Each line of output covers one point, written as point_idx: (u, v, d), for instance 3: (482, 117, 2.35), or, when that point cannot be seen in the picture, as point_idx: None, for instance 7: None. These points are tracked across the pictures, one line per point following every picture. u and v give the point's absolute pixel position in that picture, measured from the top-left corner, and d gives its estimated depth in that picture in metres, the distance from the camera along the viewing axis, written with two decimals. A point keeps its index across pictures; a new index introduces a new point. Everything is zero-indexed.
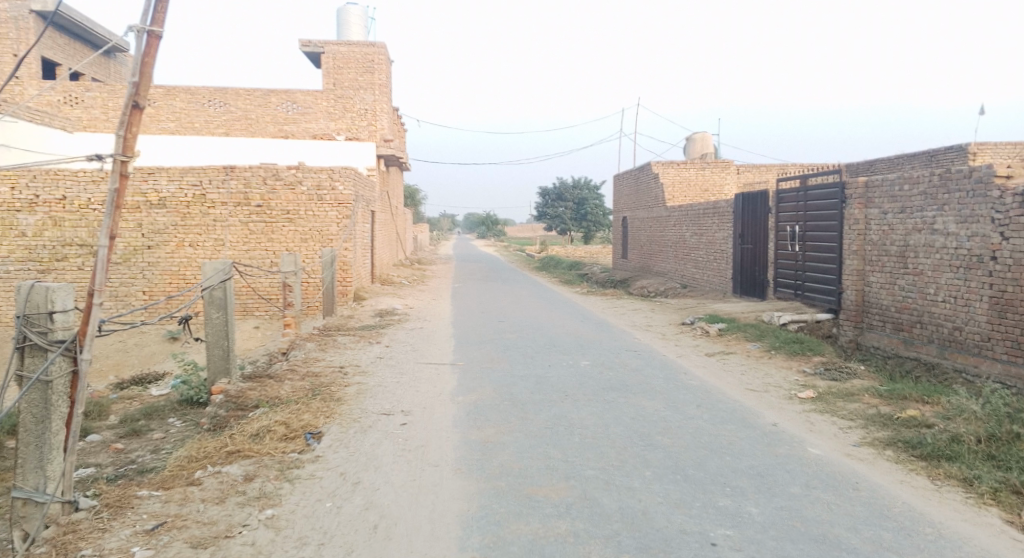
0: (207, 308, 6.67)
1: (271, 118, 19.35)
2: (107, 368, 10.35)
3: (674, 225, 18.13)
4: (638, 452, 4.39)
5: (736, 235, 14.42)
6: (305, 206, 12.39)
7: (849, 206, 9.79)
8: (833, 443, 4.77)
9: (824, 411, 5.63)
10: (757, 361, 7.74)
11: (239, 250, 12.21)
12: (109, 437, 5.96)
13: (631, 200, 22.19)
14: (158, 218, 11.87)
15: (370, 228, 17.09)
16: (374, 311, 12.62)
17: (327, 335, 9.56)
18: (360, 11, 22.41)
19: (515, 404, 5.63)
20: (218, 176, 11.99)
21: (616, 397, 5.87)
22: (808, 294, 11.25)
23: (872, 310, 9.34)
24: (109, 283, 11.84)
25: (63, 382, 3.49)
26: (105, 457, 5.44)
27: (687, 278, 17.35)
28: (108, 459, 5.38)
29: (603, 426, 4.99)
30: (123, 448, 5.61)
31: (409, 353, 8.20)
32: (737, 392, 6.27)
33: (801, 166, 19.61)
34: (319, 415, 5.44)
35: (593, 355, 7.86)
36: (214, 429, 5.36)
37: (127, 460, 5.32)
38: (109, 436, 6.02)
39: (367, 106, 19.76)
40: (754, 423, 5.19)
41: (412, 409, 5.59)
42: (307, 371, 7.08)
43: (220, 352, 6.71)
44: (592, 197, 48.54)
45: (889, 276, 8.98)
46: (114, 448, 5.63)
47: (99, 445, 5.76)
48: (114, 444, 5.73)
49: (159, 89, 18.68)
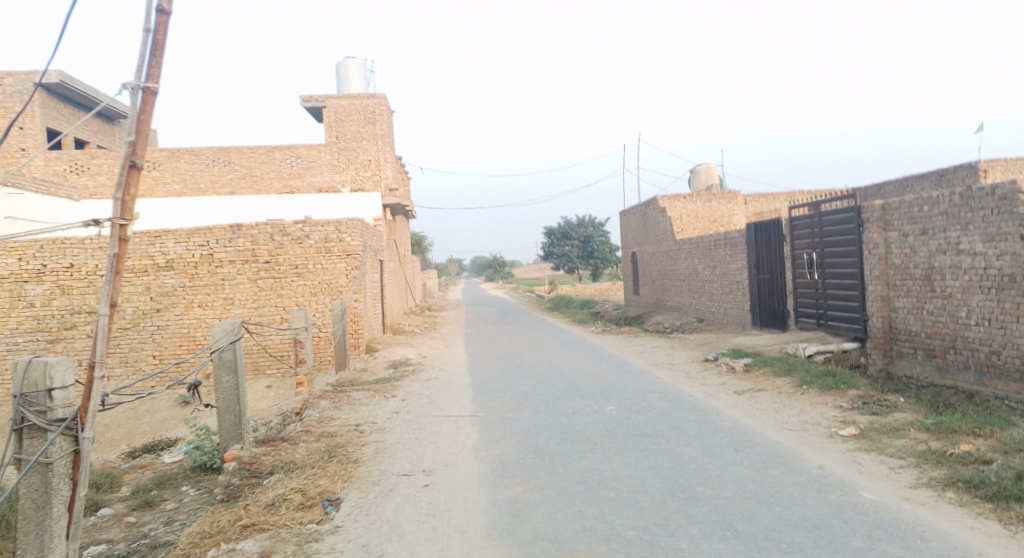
0: (216, 371, 6.46)
1: (276, 174, 19.47)
2: (118, 437, 10.10)
3: (685, 259, 17.93)
4: (680, 507, 4.08)
5: (751, 265, 14.17)
6: (313, 259, 12.29)
7: (867, 230, 9.55)
8: (887, 485, 4.45)
9: (869, 450, 5.31)
10: (789, 397, 7.41)
11: (248, 308, 12.06)
12: (122, 510, 5.77)
13: (639, 235, 22.03)
14: (166, 281, 11.76)
15: (379, 278, 16.96)
16: (388, 363, 12.38)
17: (340, 390, 9.31)
18: (359, 65, 22.76)
19: (541, 458, 5.33)
20: (225, 235, 11.93)
21: (648, 444, 5.57)
22: (832, 323, 10.93)
23: (900, 336, 9.02)
24: (118, 349, 11.68)
25: (65, 463, 3.23)
26: (118, 531, 5.23)
27: (702, 312, 17.05)
28: (121, 534, 5.17)
29: (639, 478, 4.69)
30: (135, 522, 5.38)
31: (426, 406, 7.93)
32: (774, 432, 5.95)
33: (808, 193, 19.47)
34: (336, 480, 5.16)
35: (617, 399, 7.56)
36: (228, 499, 5.11)
37: (139, 534, 5.10)
38: (121, 509, 5.83)
39: (370, 156, 19.89)
40: (797, 466, 4.88)
41: (434, 468, 5.31)
42: (321, 431, 6.81)
43: (232, 417, 6.45)
44: (598, 235, 48.48)
45: (915, 300, 8.69)
46: (126, 522, 5.41)
47: (112, 519, 5.56)
48: (126, 518, 5.52)
49: (165, 152, 18.87)
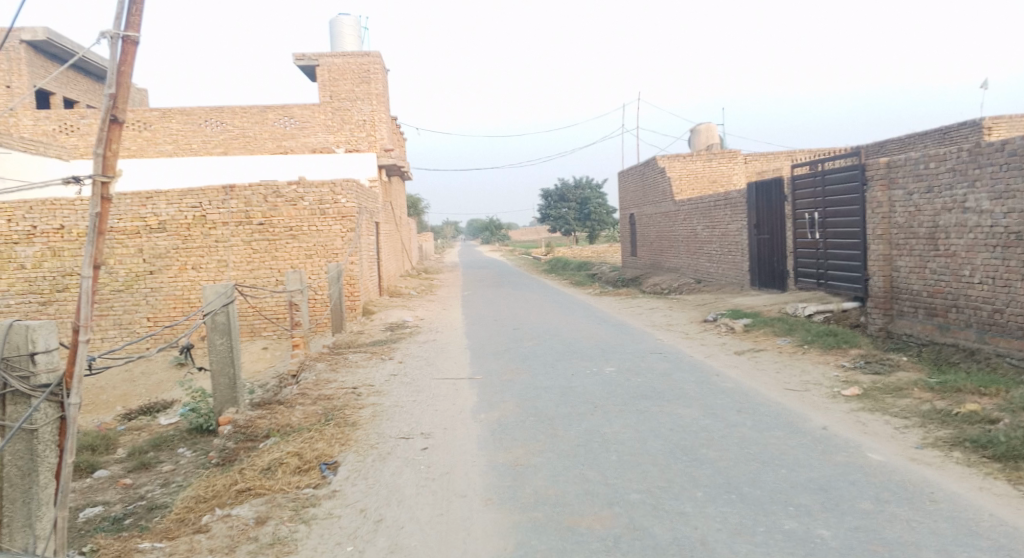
0: (209, 334, 6.33)
1: (269, 134, 19.08)
2: (114, 399, 10.04)
3: (684, 220, 17.75)
4: (683, 469, 4.02)
5: (751, 225, 14.01)
6: (308, 221, 12.07)
7: (871, 188, 9.36)
8: (893, 446, 4.39)
9: (873, 409, 5.25)
10: (790, 358, 7.34)
11: (243, 271, 11.90)
12: (117, 472, 5.74)
13: (638, 196, 21.78)
14: (158, 243, 11.56)
15: (375, 240, 16.77)
16: (384, 325, 12.29)
17: (337, 353, 9.22)
18: (354, 21, 22.12)
19: (542, 420, 5.25)
20: (218, 196, 11.70)
21: (649, 406, 5.49)
22: (832, 283, 10.84)
23: (901, 295, 8.92)
24: (112, 312, 11.54)
25: (50, 430, 3.11)
26: (114, 493, 5.20)
27: (700, 273, 16.95)
28: (117, 496, 5.14)
29: (640, 440, 4.62)
30: (132, 484, 5.34)
31: (424, 368, 7.85)
32: (776, 393, 5.89)
33: (810, 152, 19.18)
34: (333, 443, 5.08)
35: (617, 360, 7.49)
36: (223, 463, 5.04)
37: (136, 496, 5.07)
38: (116, 471, 5.80)
39: (365, 116, 19.47)
40: (801, 427, 4.81)
41: (433, 431, 5.24)
42: (318, 394, 6.73)
43: (226, 381, 6.34)
44: (595, 197, 48.11)
45: (918, 259, 8.57)
46: (122, 483, 5.38)
47: (107, 481, 5.53)
48: (122, 479, 5.49)
49: (155, 111, 18.44)
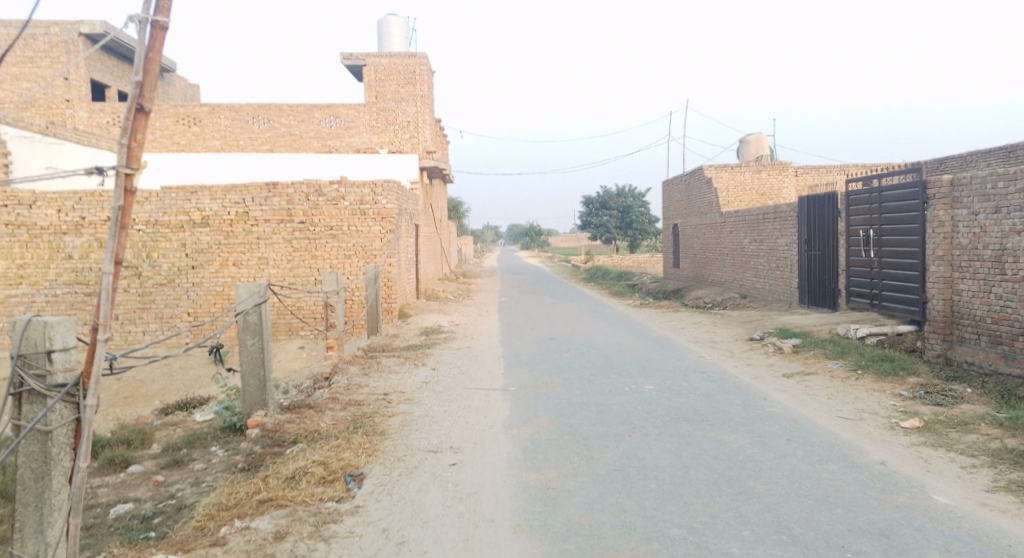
0: (240, 334, 6.23)
1: (314, 133, 19.27)
2: (152, 393, 10.15)
3: (730, 232, 17.23)
4: (728, 503, 3.73)
5: (801, 240, 13.48)
6: (349, 221, 12.05)
7: (933, 208, 8.84)
8: (960, 487, 4.00)
9: (935, 444, 4.85)
10: (842, 383, 6.92)
11: (282, 269, 11.94)
12: (151, 468, 5.78)
13: (682, 206, 21.31)
14: (201, 238, 11.69)
15: (414, 242, 16.73)
16: (419, 329, 12.17)
17: (370, 356, 9.12)
18: (401, 23, 22.26)
19: (576, 440, 5.00)
20: (261, 194, 11.78)
21: (690, 430, 5.19)
22: (886, 304, 10.31)
23: (963, 320, 8.39)
24: (154, 305, 11.72)
25: (66, 432, 3.02)
26: (145, 490, 5.18)
27: (746, 287, 16.43)
28: (148, 493, 5.12)
29: (681, 468, 4.33)
30: (163, 482, 5.32)
31: (457, 377, 7.67)
32: (828, 421, 5.51)
33: (864, 166, 18.47)
34: (360, 453, 4.92)
35: (657, 378, 7.18)
36: (249, 468, 4.94)
37: (166, 494, 5.04)
38: (149, 467, 5.84)
39: (409, 118, 19.51)
40: (857, 462, 4.44)
41: (462, 445, 5.04)
42: (348, 399, 6.60)
43: (256, 382, 6.24)
44: (637, 205, 47.48)
45: (982, 283, 8.04)
46: (154, 480, 5.36)
47: (140, 477, 5.55)
48: (155, 476, 5.48)
49: (205, 107, 18.79)
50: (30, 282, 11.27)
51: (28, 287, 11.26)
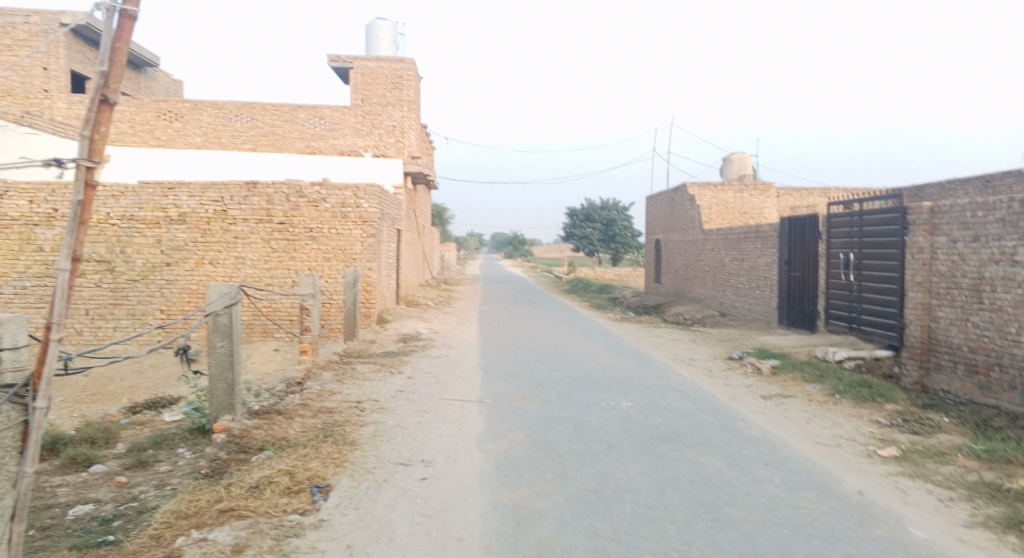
0: (210, 336, 6.06)
1: (299, 134, 19.05)
2: (120, 390, 9.86)
3: (712, 250, 17.28)
4: (704, 530, 3.64)
5: (782, 261, 13.54)
6: (329, 223, 11.88)
7: (912, 233, 8.90)
8: (937, 521, 3.94)
9: (912, 475, 4.80)
10: (820, 407, 6.89)
11: (259, 269, 11.71)
12: (114, 469, 5.60)
13: (665, 222, 21.37)
14: (178, 235, 11.45)
15: (396, 247, 16.56)
16: (397, 335, 12.00)
17: (345, 362, 8.94)
18: (389, 27, 22.17)
19: (551, 457, 4.89)
20: (241, 192, 11.57)
21: (668, 451, 5.11)
22: (864, 328, 10.35)
23: (939, 348, 8.41)
24: (126, 301, 11.41)
25: (13, 435, 2.85)
26: (107, 492, 5.01)
27: (726, 305, 16.47)
28: (109, 494, 4.94)
29: (658, 491, 4.24)
30: (126, 483, 5.14)
31: (432, 386, 7.53)
32: (805, 447, 5.45)
33: (845, 190, 18.66)
34: (328, 463, 4.77)
35: (635, 395, 7.10)
36: (213, 474, 4.76)
37: (128, 496, 4.86)
38: (113, 467, 5.66)
39: (396, 123, 19.38)
40: (834, 490, 4.38)
41: (434, 459, 4.91)
42: (320, 406, 6.43)
43: (225, 386, 6.04)
44: (620, 219, 47.64)
45: (959, 311, 8.08)
46: (116, 481, 5.18)
47: (102, 478, 5.38)
48: (117, 477, 5.30)
49: (187, 103, 18.48)
50: None
51: None
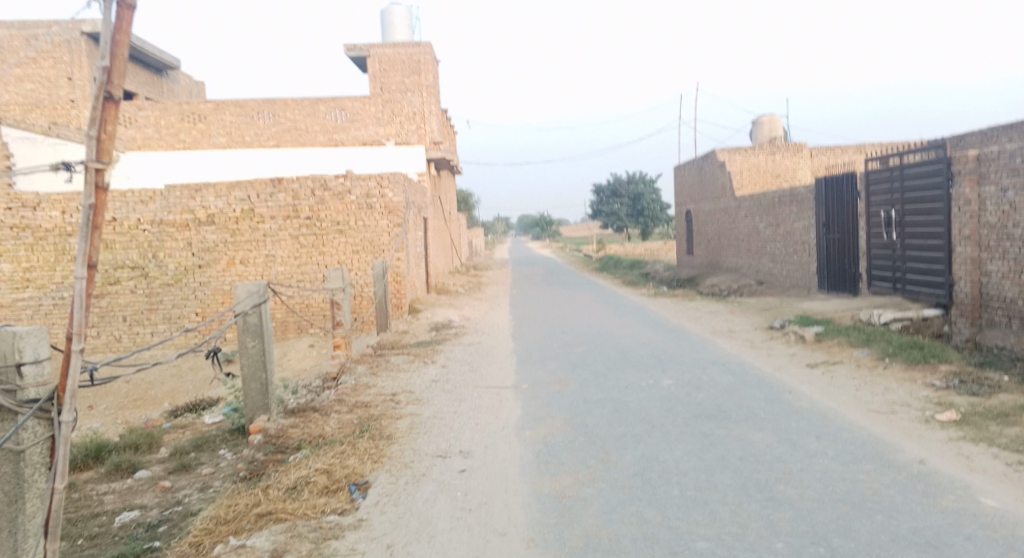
0: (240, 336, 5.94)
1: (320, 127, 19.00)
2: (161, 395, 9.99)
3: (745, 217, 16.84)
4: (758, 511, 3.46)
5: (819, 224, 13.10)
6: (355, 215, 11.81)
7: (958, 185, 8.46)
8: (1009, 487, 3.69)
9: (977, 439, 4.53)
10: (870, 373, 6.60)
11: (290, 266, 11.72)
12: (158, 473, 5.64)
13: (694, 192, 20.92)
14: (207, 236, 11.53)
15: (423, 236, 16.50)
16: (430, 324, 11.94)
17: (379, 354, 8.89)
18: (404, 12, 21.96)
19: (592, 441, 4.75)
20: (266, 189, 11.56)
21: (712, 428, 4.92)
22: (910, 288, 9.93)
23: (993, 302, 8.00)
24: (162, 306, 11.57)
25: (39, 451, 2.82)
26: (152, 496, 5.02)
27: (762, 273, 16.05)
28: (155, 500, 4.95)
29: (705, 472, 4.07)
30: (170, 487, 5.16)
31: (467, 374, 7.44)
32: (858, 416, 5.20)
33: (881, 146, 17.99)
34: (365, 460, 4.70)
35: (675, 372, 6.90)
36: (252, 476, 4.73)
37: (173, 500, 4.87)
38: (157, 472, 5.70)
39: (415, 109, 19.23)
40: (894, 460, 4.15)
41: (472, 449, 4.80)
42: (355, 401, 6.38)
43: (259, 386, 5.96)
44: (649, 192, 46.95)
45: (1013, 264, 7.65)
46: (161, 485, 5.21)
47: (147, 483, 5.41)
48: (162, 481, 5.33)
49: (209, 103, 18.56)
50: (36, 285, 11.12)
51: (35, 290, 11.12)
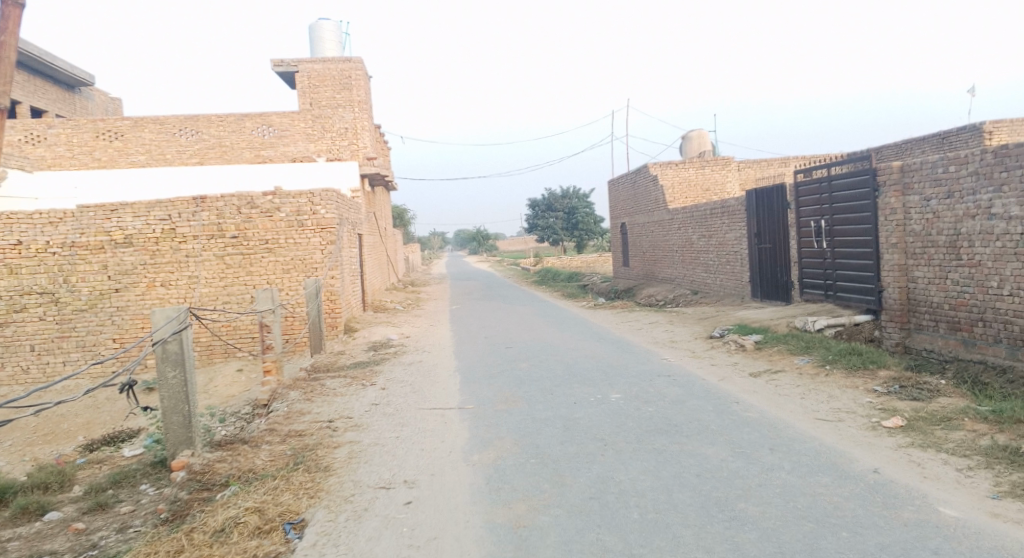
0: (158, 366, 5.35)
1: (247, 144, 18.26)
2: (75, 428, 9.19)
3: (678, 228, 17.12)
4: (723, 533, 3.32)
5: (751, 234, 13.40)
6: (285, 233, 11.29)
7: (884, 195, 8.73)
8: (964, 494, 3.69)
9: (925, 446, 4.56)
10: (813, 381, 6.66)
11: (215, 287, 11.06)
12: (71, 515, 5.07)
13: (629, 204, 21.19)
14: (124, 258, 10.76)
15: (358, 253, 16.01)
16: (367, 344, 11.50)
17: (314, 378, 8.43)
18: (334, 27, 21.44)
19: (545, 464, 4.53)
20: (188, 208, 10.91)
21: (666, 444, 4.78)
22: (841, 295, 10.21)
23: (919, 307, 8.27)
24: (74, 333, 10.69)
25: None
26: (63, 541, 4.48)
27: (697, 283, 16.33)
28: (66, 544, 4.42)
29: (665, 491, 3.91)
30: (84, 529, 4.64)
31: (409, 396, 7.11)
32: (808, 425, 5.18)
33: (804, 159, 18.69)
34: (302, 495, 4.32)
35: (622, 385, 6.78)
36: (174, 518, 4.27)
37: (87, 544, 4.35)
38: (70, 513, 5.13)
39: (347, 125, 18.73)
40: (850, 472, 4.11)
41: (418, 478, 4.50)
42: (288, 430, 5.95)
43: (180, 419, 5.43)
44: (583, 206, 47.49)
45: (937, 269, 7.93)
46: (74, 528, 4.66)
47: (58, 526, 4.85)
48: (75, 524, 4.78)
49: (126, 120, 17.57)
50: None
51: None
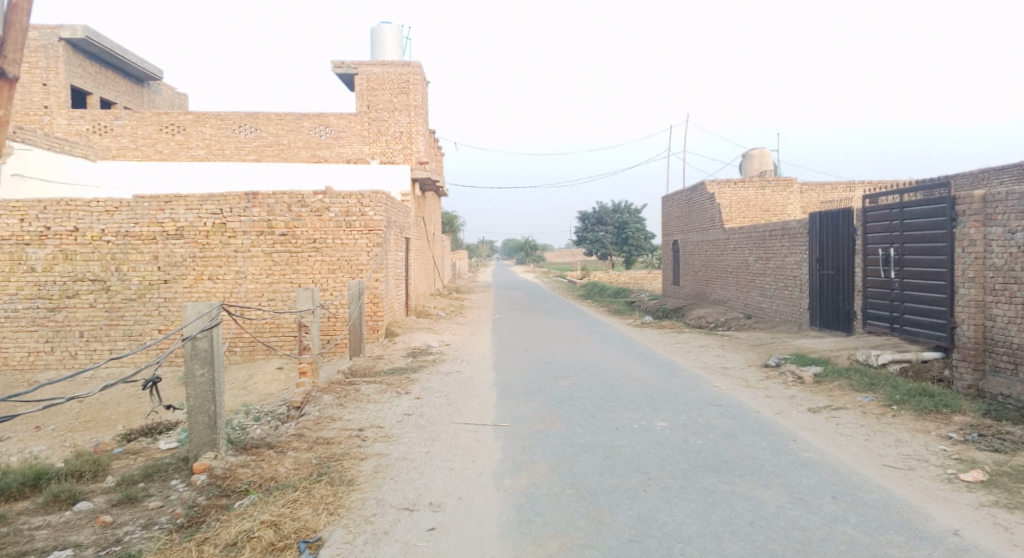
0: (187, 363, 5.23)
1: (303, 143, 18.47)
2: (116, 416, 9.25)
3: (734, 249, 16.49)
4: None
5: (813, 259, 12.73)
6: (333, 233, 11.24)
7: (962, 225, 8.08)
8: None
9: (1012, 507, 4.04)
10: (878, 422, 6.12)
11: (260, 284, 11.09)
12: (101, 506, 4.96)
13: (682, 222, 20.62)
14: (175, 250, 10.89)
15: (404, 257, 15.93)
16: (407, 350, 11.33)
17: (349, 382, 8.27)
18: (395, 31, 21.60)
19: (582, 496, 4.18)
20: (239, 203, 10.97)
21: (715, 483, 4.38)
22: (908, 329, 9.51)
23: (997, 348, 7.58)
24: (123, 321, 10.85)
25: None
26: (89, 533, 4.35)
27: (750, 307, 15.68)
28: (92, 537, 4.28)
29: (713, 539, 3.52)
30: (111, 522, 4.50)
31: (444, 408, 6.85)
32: (875, 473, 4.69)
33: (872, 184, 17.82)
34: (322, 511, 4.09)
35: (669, 413, 6.37)
36: (191, 525, 4.10)
37: (111, 538, 4.21)
38: (100, 504, 5.02)
39: (402, 128, 18.79)
40: (926, 532, 3.63)
41: (445, 501, 4.21)
42: (317, 436, 5.76)
43: (206, 419, 5.29)
44: (634, 221, 46.79)
45: (1020, 308, 7.27)
46: (101, 520, 4.54)
47: (86, 517, 4.73)
48: (103, 516, 4.66)
49: (190, 115, 18.00)
50: None
51: None
